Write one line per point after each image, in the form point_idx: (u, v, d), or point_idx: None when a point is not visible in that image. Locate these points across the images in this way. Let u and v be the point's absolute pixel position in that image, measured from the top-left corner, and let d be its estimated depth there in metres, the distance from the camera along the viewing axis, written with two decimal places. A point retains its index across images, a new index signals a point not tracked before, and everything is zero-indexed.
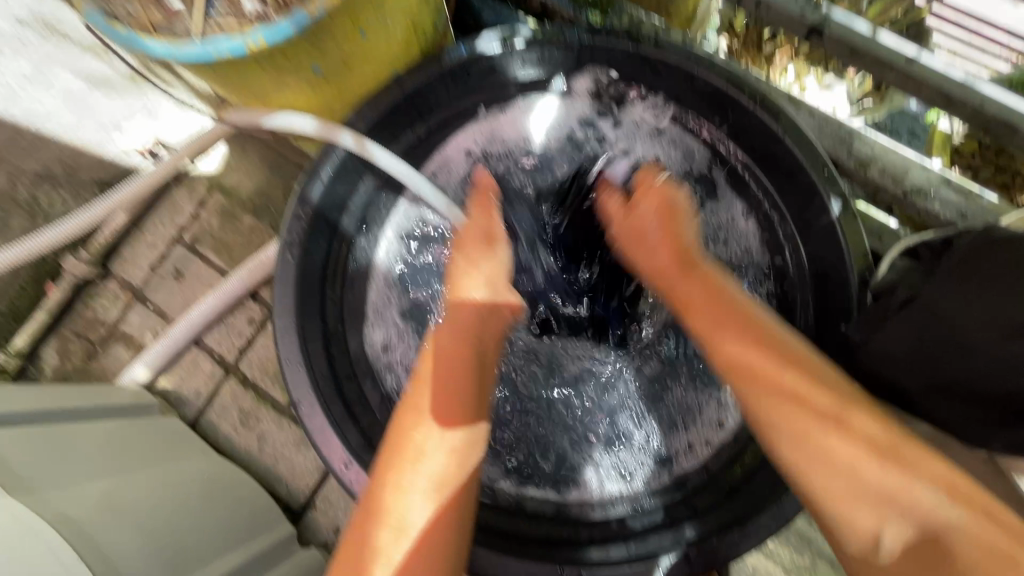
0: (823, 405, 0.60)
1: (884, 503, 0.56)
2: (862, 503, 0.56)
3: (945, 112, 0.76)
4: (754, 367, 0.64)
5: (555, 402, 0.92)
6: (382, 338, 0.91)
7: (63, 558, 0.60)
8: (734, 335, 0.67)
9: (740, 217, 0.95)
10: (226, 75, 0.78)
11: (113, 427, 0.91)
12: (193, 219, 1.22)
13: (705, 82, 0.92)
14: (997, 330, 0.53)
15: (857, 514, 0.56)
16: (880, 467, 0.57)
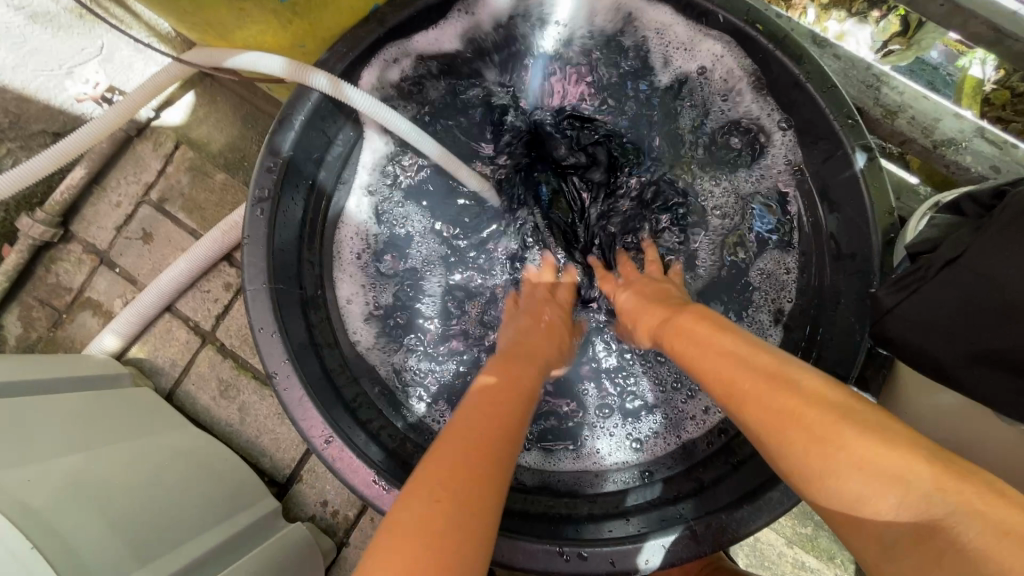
0: (799, 376, 0.50)
1: (887, 478, 0.42)
2: (839, 466, 0.44)
3: (992, 49, 0.68)
4: (710, 359, 0.56)
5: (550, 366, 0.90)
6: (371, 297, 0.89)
7: (11, 546, 0.54)
8: (696, 329, 0.61)
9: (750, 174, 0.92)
10: (176, 2, 0.68)
11: (78, 400, 0.85)
12: (160, 177, 1.13)
13: (723, 17, 0.81)
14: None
15: (839, 481, 0.44)
16: (860, 431, 0.44)
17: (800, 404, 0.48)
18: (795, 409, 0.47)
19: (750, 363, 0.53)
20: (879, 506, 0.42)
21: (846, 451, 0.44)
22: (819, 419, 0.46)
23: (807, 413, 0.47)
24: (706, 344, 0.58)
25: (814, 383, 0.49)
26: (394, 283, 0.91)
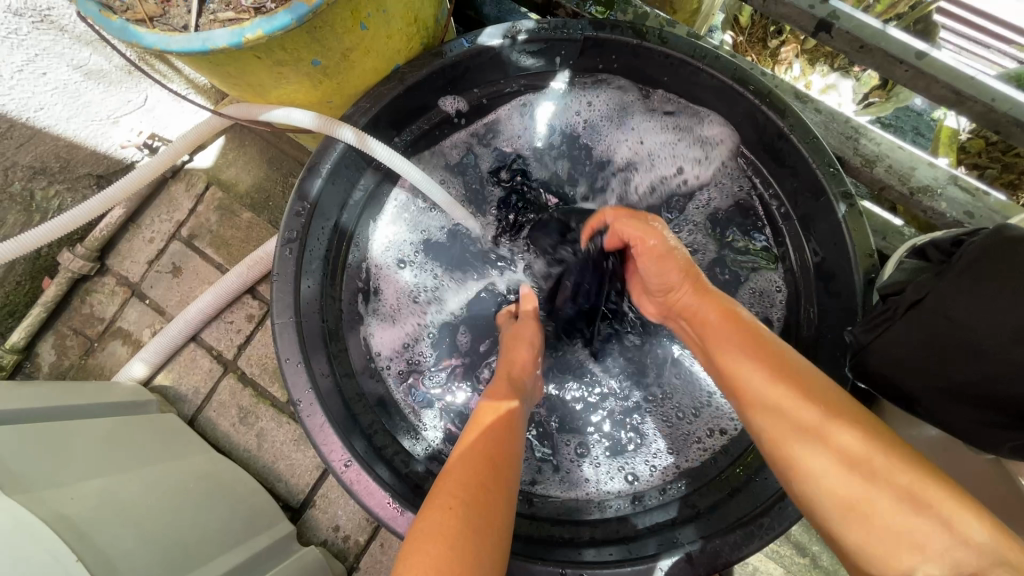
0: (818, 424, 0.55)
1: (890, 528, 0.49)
2: (846, 479, 0.52)
3: (956, 109, 0.75)
4: (737, 361, 0.64)
5: (556, 391, 0.95)
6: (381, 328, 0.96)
7: (59, 555, 0.59)
8: (729, 330, 0.68)
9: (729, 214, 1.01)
10: (223, 68, 0.76)
11: (110, 425, 0.90)
12: (191, 215, 1.21)
13: (711, 75, 0.89)
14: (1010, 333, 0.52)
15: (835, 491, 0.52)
16: (874, 455, 0.52)
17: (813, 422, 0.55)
18: (813, 424, 0.55)
19: (775, 373, 0.60)
20: (879, 542, 0.49)
21: (854, 475, 0.52)
22: (835, 439, 0.54)
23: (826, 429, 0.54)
24: (738, 345, 0.65)
25: (836, 402, 0.57)
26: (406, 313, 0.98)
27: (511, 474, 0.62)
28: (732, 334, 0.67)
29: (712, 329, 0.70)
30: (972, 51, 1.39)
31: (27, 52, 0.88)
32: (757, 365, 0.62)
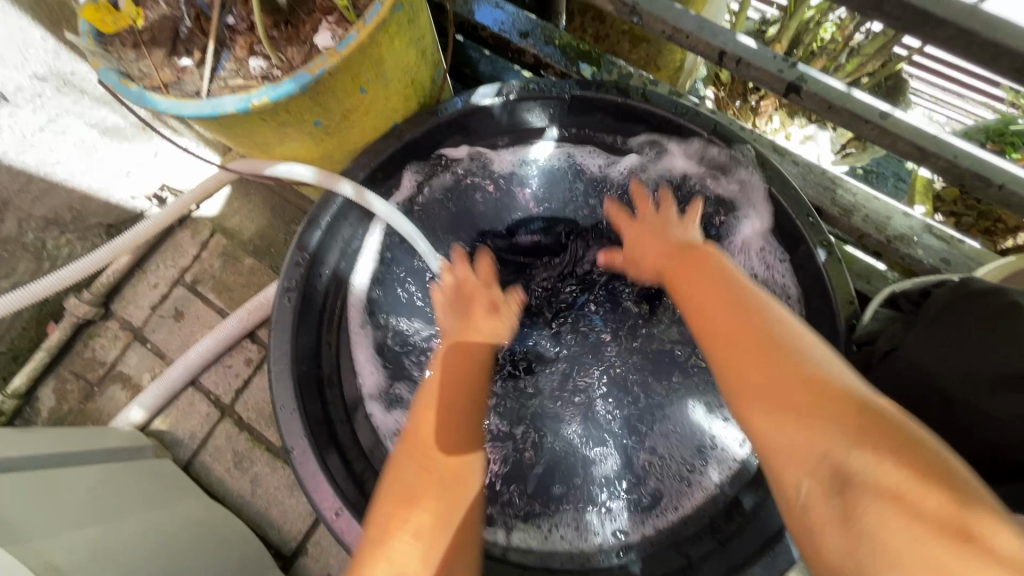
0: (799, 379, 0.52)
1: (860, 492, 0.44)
2: (792, 427, 0.50)
3: (921, 164, 0.79)
4: (700, 297, 0.64)
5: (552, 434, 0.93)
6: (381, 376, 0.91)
7: None
8: (709, 271, 0.67)
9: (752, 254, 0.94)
10: (231, 129, 0.82)
11: (105, 471, 0.91)
12: (195, 261, 1.25)
13: (692, 130, 0.94)
14: (978, 384, 0.54)
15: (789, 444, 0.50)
16: (830, 415, 0.49)
17: (763, 361, 0.54)
18: (751, 365, 0.55)
19: (734, 313, 0.60)
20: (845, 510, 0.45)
21: (798, 416, 0.50)
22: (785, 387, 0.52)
23: (765, 368, 0.54)
24: (696, 278, 0.67)
25: (801, 351, 0.55)
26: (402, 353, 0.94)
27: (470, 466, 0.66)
28: (715, 274, 0.67)
29: (679, 269, 0.70)
30: (946, 100, 1.46)
31: (48, 113, 0.95)
32: (723, 304, 0.61)
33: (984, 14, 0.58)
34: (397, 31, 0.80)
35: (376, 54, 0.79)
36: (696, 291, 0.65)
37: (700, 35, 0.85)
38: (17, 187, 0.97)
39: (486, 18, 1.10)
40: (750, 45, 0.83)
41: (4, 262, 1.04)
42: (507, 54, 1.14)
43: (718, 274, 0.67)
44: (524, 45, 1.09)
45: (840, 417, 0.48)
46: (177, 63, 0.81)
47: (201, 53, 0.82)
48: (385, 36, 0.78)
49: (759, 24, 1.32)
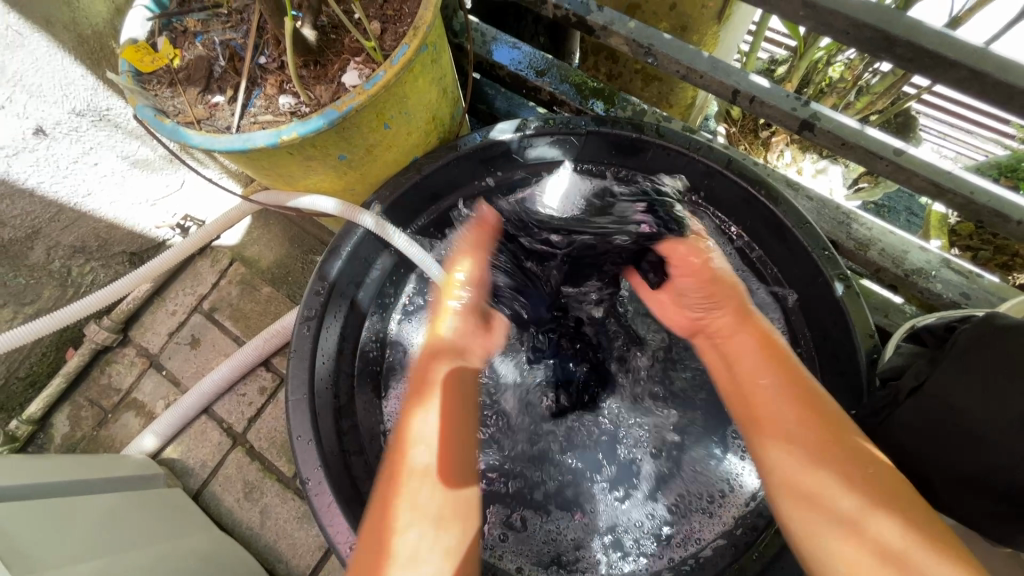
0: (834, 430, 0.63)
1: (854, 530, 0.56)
2: (842, 534, 0.56)
3: (937, 200, 0.80)
4: (749, 364, 0.72)
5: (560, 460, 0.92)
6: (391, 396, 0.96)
7: None
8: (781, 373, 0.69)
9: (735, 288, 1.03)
10: (259, 161, 0.84)
11: (115, 500, 0.90)
12: (214, 288, 1.27)
13: (706, 165, 0.96)
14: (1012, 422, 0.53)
15: (835, 545, 0.56)
16: (871, 505, 0.56)
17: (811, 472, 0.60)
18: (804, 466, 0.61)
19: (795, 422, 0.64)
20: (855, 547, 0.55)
21: (809, 491, 0.60)
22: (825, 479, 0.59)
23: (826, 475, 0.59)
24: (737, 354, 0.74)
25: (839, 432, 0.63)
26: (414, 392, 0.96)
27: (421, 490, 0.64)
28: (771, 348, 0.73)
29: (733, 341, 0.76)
30: (955, 136, 1.48)
31: (83, 146, 0.98)
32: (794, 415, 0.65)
33: (995, 56, 0.60)
34: (421, 70, 0.83)
35: (401, 91, 0.82)
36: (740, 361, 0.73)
37: (714, 75, 0.88)
38: (48, 217, 1.01)
39: (504, 58, 1.14)
40: (763, 84, 0.85)
41: (30, 288, 1.06)
42: (523, 91, 1.17)
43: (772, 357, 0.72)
44: (540, 83, 1.12)
45: (886, 507, 0.56)
46: (210, 100, 0.85)
47: (233, 90, 0.86)
48: (410, 74, 0.81)
49: (769, 64, 1.36)
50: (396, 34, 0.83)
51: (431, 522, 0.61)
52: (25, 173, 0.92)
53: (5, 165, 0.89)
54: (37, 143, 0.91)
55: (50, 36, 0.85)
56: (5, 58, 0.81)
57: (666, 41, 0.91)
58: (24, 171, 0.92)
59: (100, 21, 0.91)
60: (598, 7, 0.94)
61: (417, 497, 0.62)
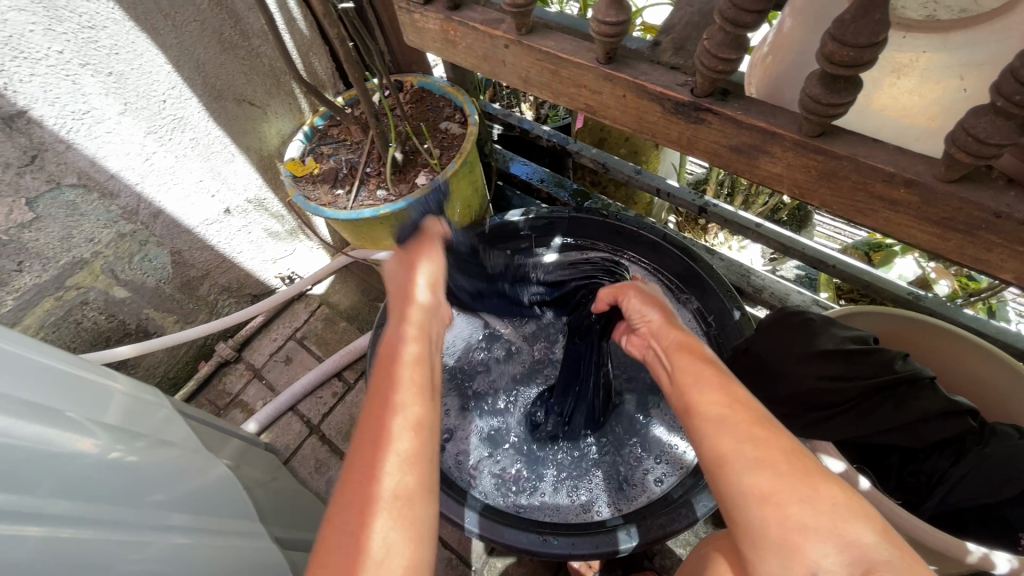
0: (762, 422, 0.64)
1: (790, 513, 0.55)
2: (787, 518, 0.55)
3: (789, 255, 1.24)
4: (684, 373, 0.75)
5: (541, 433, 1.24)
6: None
7: (231, 480, 1.01)
8: (696, 361, 0.77)
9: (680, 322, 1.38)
10: (361, 229, 1.37)
11: (242, 445, 1.32)
12: (305, 323, 1.75)
13: (647, 237, 1.42)
14: (790, 356, 0.94)
15: (775, 532, 0.55)
16: (786, 480, 0.57)
17: (707, 434, 0.64)
18: (711, 421, 0.65)
19: (706, 397, 0.68)
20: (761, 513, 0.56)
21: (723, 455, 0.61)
22: (762, 455, 0.59)
23: (722, 429, 0.63)
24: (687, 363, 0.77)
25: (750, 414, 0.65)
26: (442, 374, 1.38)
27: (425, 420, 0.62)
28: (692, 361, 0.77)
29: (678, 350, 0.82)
30: None
31: (246, 221, 1.54)
32: (703, 393, 0.69)
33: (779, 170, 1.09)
34: (463, 177, 1.38)
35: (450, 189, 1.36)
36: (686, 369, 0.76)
37: (644, 179, 1.40)
38: (216, 264, 1.54)
39: (518, 170, 1.71)
40: (674, 185, 1.35)
41: (192, 311, 1.56)
42: (530, 192, 1.72)
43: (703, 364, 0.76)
44: (541, 186, 1.65)
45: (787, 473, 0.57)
46: (335, 192, 1.40)
47: (349, 186, 1.41)
48: (456, 179, 1.35)
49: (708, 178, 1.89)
50: (449, 155, 1.38)
51: (386, 501, 0.55)
52: (213, 235, 1.48)
53: (205, 230, 1.45)
54: (224, 218, 1.48)
55: (246, 157, 1.44)
56: (224, 167, 1.40)
57: (614, 160, 1.44)
58: (213, 234, 1.48)
59: (273, 148, 1.51)
60: (574, 141, 1.51)
61: (365, 519, 0.54)
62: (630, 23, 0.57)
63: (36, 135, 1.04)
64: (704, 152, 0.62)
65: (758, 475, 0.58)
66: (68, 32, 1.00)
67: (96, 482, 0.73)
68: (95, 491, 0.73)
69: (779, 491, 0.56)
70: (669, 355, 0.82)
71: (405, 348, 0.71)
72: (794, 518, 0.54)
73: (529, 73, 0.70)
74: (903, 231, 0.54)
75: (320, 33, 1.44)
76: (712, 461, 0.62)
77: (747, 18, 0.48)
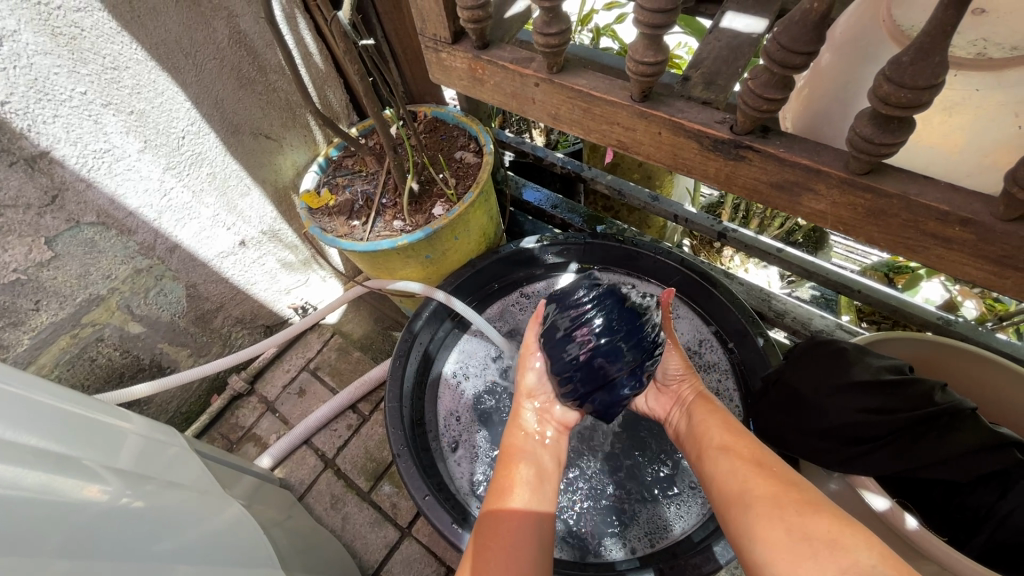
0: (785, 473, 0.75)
1: (821, 555, 0.62)
2: (809, 554, 0.63)
3: (812, 279, 1.23)
4: (709, 430, 0.89)
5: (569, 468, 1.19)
6: (451, 421, 1.33)
7: (250, 526, 0.98)
8: (713, 414, 0.92)
9: (707, 350, 1.35)
10: (377, 259, 1.36)
11: (258, 483, 1.28)
12: (318, 353, 1.73)
13: (666, 263, 1.39)
14: (824, 388, 0.93)
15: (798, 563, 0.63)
16: (812, 516, 0.66)
17: (745, 485, 0.75)
18: (742, 471, 0.77)
19: (734, 450, 0.82)
20: (789, 556, 0.64)
21: (758, 500, 0.72)
22: (787, 504, 0.69)
23: (758, 479, 0.74)
24: (706, 421, 0.91)
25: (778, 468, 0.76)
26: (461, 405, 1.35)
27: (528, 537, 0.80)
28: (718, 419, 0.90)
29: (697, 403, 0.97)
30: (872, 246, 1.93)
31: (260, 253, 1.54)
32: (723, 449, 0.83)
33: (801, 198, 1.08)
34: (479, 206, 1.37)
35: (467, 219, 1.35)
36: (709, 423, 0.90)
37: (660, 205, 1.39)
38: (231, 296, 1.53)
39: (531, 197, 1.71)
40: (692, 211, 1.35)
41: (205, 344, 1.54)
42: (543, 218, 1.71)
43: (725, 421, 0.90)
44: (554, 213, 1.64)
45: (809, 513, 0.66)
46: (351, 223, 1.39)
47: (365, 217, 1.40)
48: (473, 209, 1.35)
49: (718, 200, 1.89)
50: (465, 185, 1.38)
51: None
52: (229, 267, 1.48)
53: (220, 263, 1.45)
54: (239, 250, 1.47)
55: (262, 190, 1.45)
56: (240, 202, 1.40)
57: (629, 186, 1.44)
58: (229, 266, 1.47)
59: (288, 179, 1.52)
60: (588, 167, 1.51)
61: None
62: (668, 62, 0.57)
63: (58, 175, 1.04)
64: (741, 188, 0.61)
65: (804, 518, 0.66)
66: (92, 74, 1.01)
67: (109, 533, 0.69)
68: (113, 543, 0.69)
69: (828, 531, 0.63)
70: (691, 411, 0.96)
71: (526, 473, 0.89)
72: (818, 557, 0.62)
73: (559, 110, 0.70)
74: (956, 267, 0.53)
75: (335, 67, 1.46)
76: (740, 507, 0.73)
77: (797, 59, 0.47)
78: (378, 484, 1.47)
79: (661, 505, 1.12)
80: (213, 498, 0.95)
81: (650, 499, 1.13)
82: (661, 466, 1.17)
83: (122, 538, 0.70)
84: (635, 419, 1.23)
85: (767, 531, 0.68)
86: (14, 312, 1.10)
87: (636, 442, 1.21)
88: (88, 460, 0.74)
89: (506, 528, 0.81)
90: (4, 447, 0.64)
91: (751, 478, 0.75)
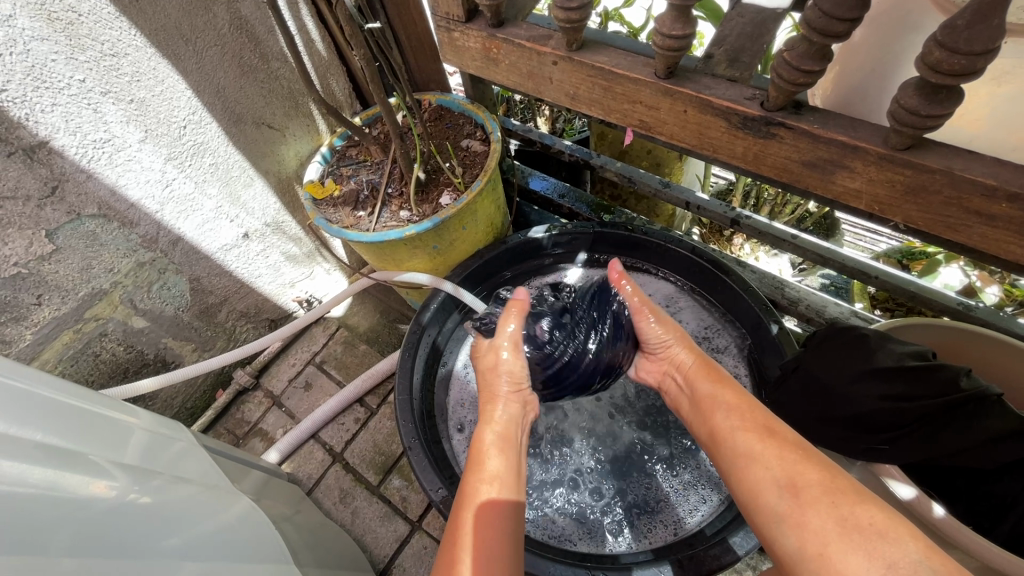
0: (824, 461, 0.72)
1: (876, 549, 0.60)
2: (860, 548, 0.61)
3: (827, 266, 1.21)
4: (723, 405, 0.86)
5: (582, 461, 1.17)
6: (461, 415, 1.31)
7: (261, 521, 0.96)
8: (722, 390, 0.89)
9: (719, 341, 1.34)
10: (384, 250, 1.34)
11: (266, 478, 1.27)
12: (324, 347, 1.71)
13: (677, 251, 1.37)
14: (846, 375, 0.91)
15: (851, 558, 0.60)
16: (865, 511, 0.64)
17: (786, 470, 0.72)
18: (781, 454, 0.74)
19: (773, 432, 0.78)
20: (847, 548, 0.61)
21: (807, 487, 0.69)
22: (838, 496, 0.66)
23: (802, 466, 0.71)
24: (712, 397, 0.88)
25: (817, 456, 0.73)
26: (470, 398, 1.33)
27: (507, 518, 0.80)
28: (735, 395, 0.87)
29: (693, 373, 0.95)
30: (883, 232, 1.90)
31: (264, 246, 1.51)
32: (737, 425, 0.81)
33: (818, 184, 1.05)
34: (487, 195, 1.35)
35: (474, 208, 1.33)
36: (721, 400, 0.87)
37: (671, 192, 1.37)
38: (235, 290, 1.51)
39: (537, 185, 1.68)
40: (704, 198, 1.32)
41: (210, 338, 1.52)
42: (550, 207, 1.69)
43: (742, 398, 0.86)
44: (562, 202, 1.62)
45: (863, 507, 0.64)
46: (357, 213, 1.37)
47: (370, 208, 1.38)
48: (481, 198, 1.33)
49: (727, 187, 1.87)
50: (472, 173, 1.36)
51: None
52: (233, 260, 1.45)
53: (224, 256, 1.42)
54: (243, 243, 1.45)
55: (265, 181, 1.42)
56: (243, 193, 1.38)
57: (639, 173, 1.41)
58: (233, 260, 1.45)
59: (291, 170, 1.49)
60: (597, 155, 1.48)
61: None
62: (695, 36, 0.54)
63: (57, 166, 1.01)
64: (770, 166, 0.59)
65: (856, 510, 0.64)
66: (90, 61, 0.98)
67: (119, 530, 0.67)
68: (123, 541, 0.67)
69: (884, 526, 0.61)
70: (690, 382, 0.94)
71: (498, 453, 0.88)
72: (874, 551, 0.60)
73: (577, 90, 0.67)
74: (1001, 247, 0.50)
75: (337, 54, 1.43)
76: (785, 493, 0.70)
77: (837, 27, 0.45)
78: (387, 478, 1.45)
79: (676, 496, 1.11)
80: (221, 492, 0.93)
81: (665, 491, 1.12)
82: (675, 458, 1.15)
83: (132, 535, 0.68)
84: (648, 411, 1.22)
85: (817, 522, 0.65)
86: (16, 307, 1.08)
87: (650, 434, 1.19)
88: (93, 455, 0.72)
89: (491, 511, 0.79)
90: (9, 443, 0.62)
91: (792, 464, 0.72)
